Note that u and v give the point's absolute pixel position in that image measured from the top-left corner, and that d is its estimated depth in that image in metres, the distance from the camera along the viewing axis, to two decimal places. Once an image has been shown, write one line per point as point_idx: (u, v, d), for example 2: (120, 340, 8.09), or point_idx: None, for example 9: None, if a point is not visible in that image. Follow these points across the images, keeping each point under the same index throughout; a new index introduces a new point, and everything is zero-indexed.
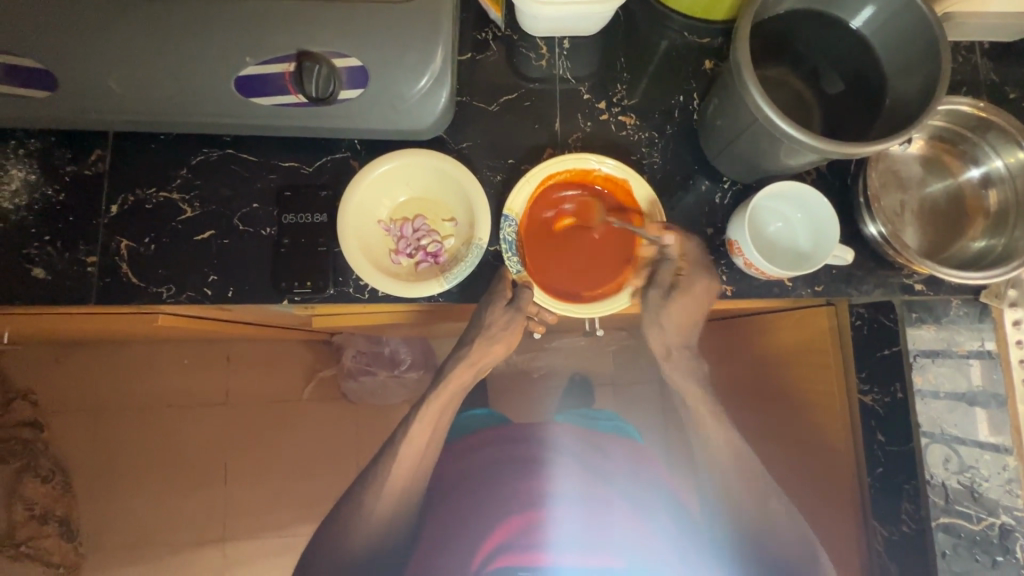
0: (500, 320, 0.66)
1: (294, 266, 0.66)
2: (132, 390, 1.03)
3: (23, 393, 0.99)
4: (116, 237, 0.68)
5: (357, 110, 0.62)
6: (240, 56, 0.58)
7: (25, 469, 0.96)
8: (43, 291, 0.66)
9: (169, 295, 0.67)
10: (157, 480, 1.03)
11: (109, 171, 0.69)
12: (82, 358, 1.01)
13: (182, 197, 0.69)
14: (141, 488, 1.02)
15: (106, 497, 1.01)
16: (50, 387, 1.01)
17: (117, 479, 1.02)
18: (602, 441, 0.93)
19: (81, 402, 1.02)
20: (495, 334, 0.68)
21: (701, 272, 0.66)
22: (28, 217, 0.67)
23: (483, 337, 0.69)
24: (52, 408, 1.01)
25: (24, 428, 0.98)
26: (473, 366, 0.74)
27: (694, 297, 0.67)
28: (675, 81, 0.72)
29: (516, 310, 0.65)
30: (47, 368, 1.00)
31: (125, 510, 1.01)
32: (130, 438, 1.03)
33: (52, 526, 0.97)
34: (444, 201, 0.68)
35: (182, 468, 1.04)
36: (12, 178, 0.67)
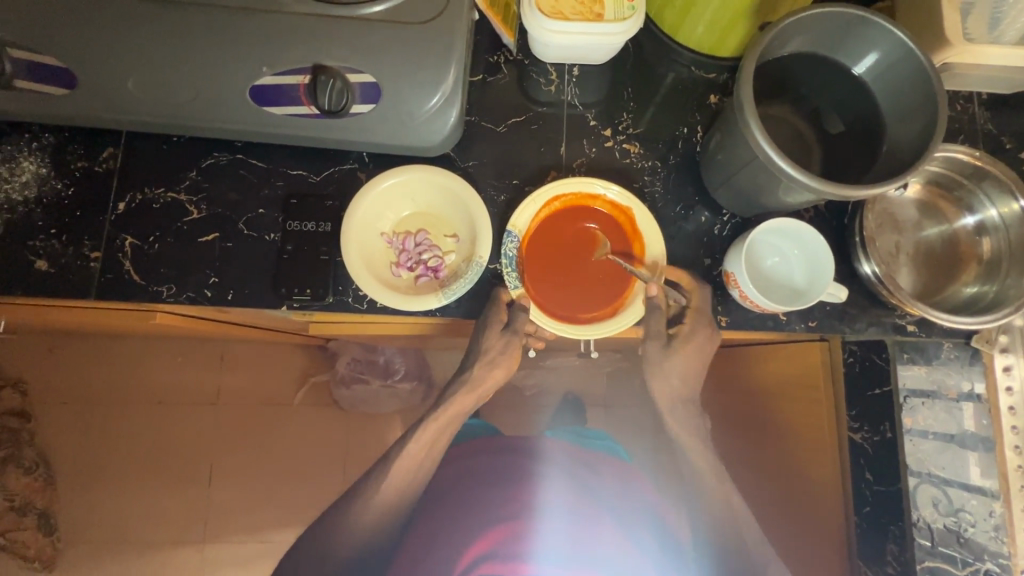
0: (497, 344, 0.67)
1: (296, 272, 0.67)
2: (128, 386, 1.00)
3: (14, 380, 0.95)
4: (121, 234, 0.68)
5: (366, 124, 0.63)
6: (257, 66, 0.60)
7: (10, 459, 0.94)
8: (44, 284, 0.66)
9: (169, 294, 0.67)
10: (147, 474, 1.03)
11: (118, 168, 0.70)
12: (71, 349, 0.96)
13: (190, 198, 0.70)
14: (126, 488, 1.01)
15: (92, 491, 1.00)
16: (39, 377, 0.97)
17: (102, 476, 1.00)
18: (598, 458, 0.94)
19: (72, 394, 0.98)
20: (494, 358, 0.69)
21: (702, 324, 0.67)
22: (36, 209, 0.68)
23: (483, 360, 0.70)
24: (43, 399, 0.98)
25: (11, 418, 0.95)
26: (473, 393, 0.74)
27: (693, 349, 0.68)
28: (680, 113, 0.74)
29: (512, 334, 0.66)
30: (42, 357, 0.96)
31: (107, 506, 1.00)
32: (117, 434, 1.00)
33: (31, 518, 0.96)
34: (448, 217, 0.69)
35: (168, 468, 1.03)
36: (23, 170, 0.68)
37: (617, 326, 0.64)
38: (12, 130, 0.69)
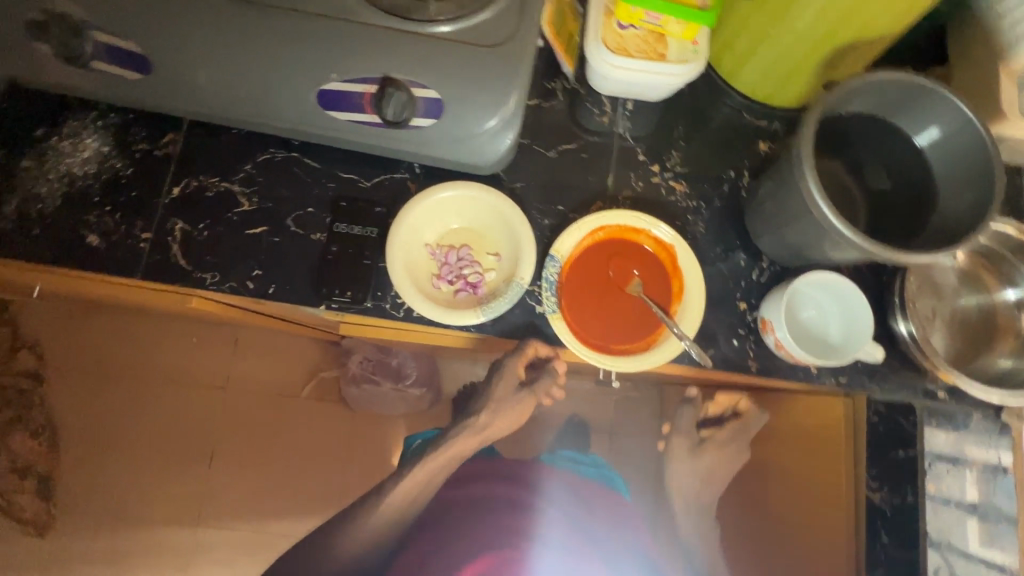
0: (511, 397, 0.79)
1: (338, 274, 0.68)
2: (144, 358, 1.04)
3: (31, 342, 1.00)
4: (172, 218, 0.70)
5: (425, 138, 0.65)
6: (326, 72, 0.61)
7: (19, 419, 0.99)
8: (95, 258, 0.69)
9: (213, 282, 0.68)
10: (158, 452, 1.04)
11: (177, 154, 0.72)
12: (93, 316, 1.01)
13: (242, 190, 0.71)
14: (131, 459, 1.03)
15: (94, 462, 1.01)
16: (56, 342, 1.01)
17: (105, 446, 1.02)
18: (592, 494, 0.96)
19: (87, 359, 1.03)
20: (501, 405, 0.82)
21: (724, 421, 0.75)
22: (94, 186, 0.70)
23: (493, 412, 0.83)
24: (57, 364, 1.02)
25: (24, 378, 1.00)
26: (480, 436, 0.86)
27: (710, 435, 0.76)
28: (729, 156, 0.74)
29: (525, 390, 0.76)
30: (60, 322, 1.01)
31: (107, 476, 1.02)
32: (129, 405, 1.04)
33: (30, 482, 0.98)
34: (491, 235, 0.70)
35: (176, 443, 1.05)
36: (86, 147, 0.71)
37: (629, 368, 0.64)
38: (81, 108, 0.72)
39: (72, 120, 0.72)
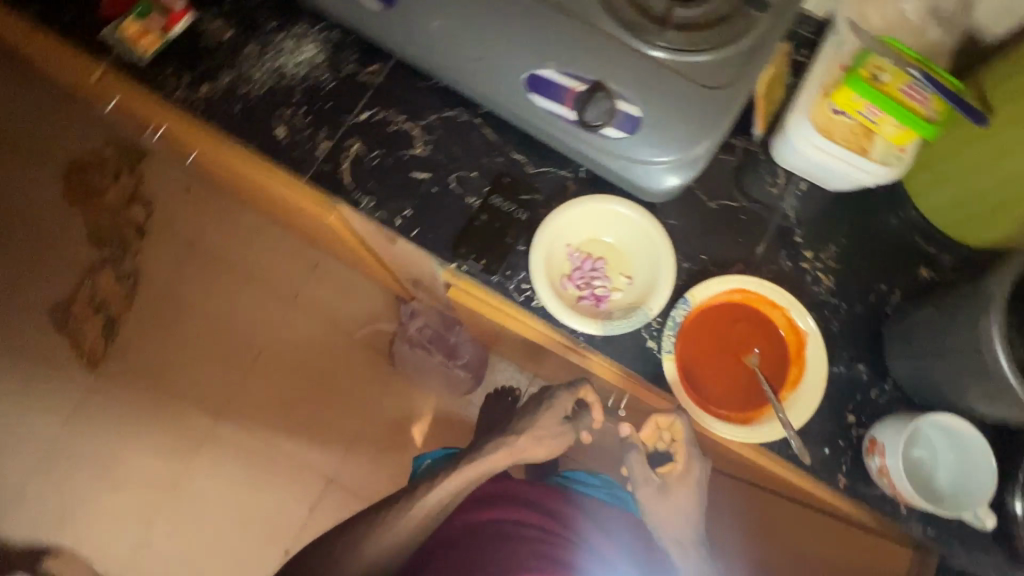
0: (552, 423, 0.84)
1: (478, 241, 0.71)
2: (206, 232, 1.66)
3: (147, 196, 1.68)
4: (352, 138, 0.75)
5: (606, 148, 0.67)
6: (545, 58, 0.66)
7: (122, 244, 1.66)
8: (276, 150, 0.75)
9: (366, 206, 0.73)
10: (313, 344, 1.62)
11: (376, 83, 0.77)
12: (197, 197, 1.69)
13: (420, 135, 0.75)
14: (202, 309, 1.64)
15: (151, 331, 1.62)
16: (167, 205, 1.69)
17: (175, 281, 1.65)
18: (599, 511, 0.88)
19: (195, 226, 1.68)
20: (543, 435, 0.83)
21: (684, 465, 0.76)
22: (298, 88, 0.77)
23: (532, 443, 0.84)
24: (160, 215, 1.69)
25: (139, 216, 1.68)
26: (510, 455, 0.84)
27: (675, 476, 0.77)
28: (887, 269, 0.72)
29: (571, 424, 0.85)
30: (176, 192, 1.69)
31: (201, 326, 1.63)
32: (192, 260, 1.67)
33: (120, 282, 1.65)
34: (631, 258, 0.70)
35: (226, 306, 1.64)
36: (303, 53, 0.78)
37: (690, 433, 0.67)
38: (311, 18, 0.79)
39: (300, 24, 0.78)
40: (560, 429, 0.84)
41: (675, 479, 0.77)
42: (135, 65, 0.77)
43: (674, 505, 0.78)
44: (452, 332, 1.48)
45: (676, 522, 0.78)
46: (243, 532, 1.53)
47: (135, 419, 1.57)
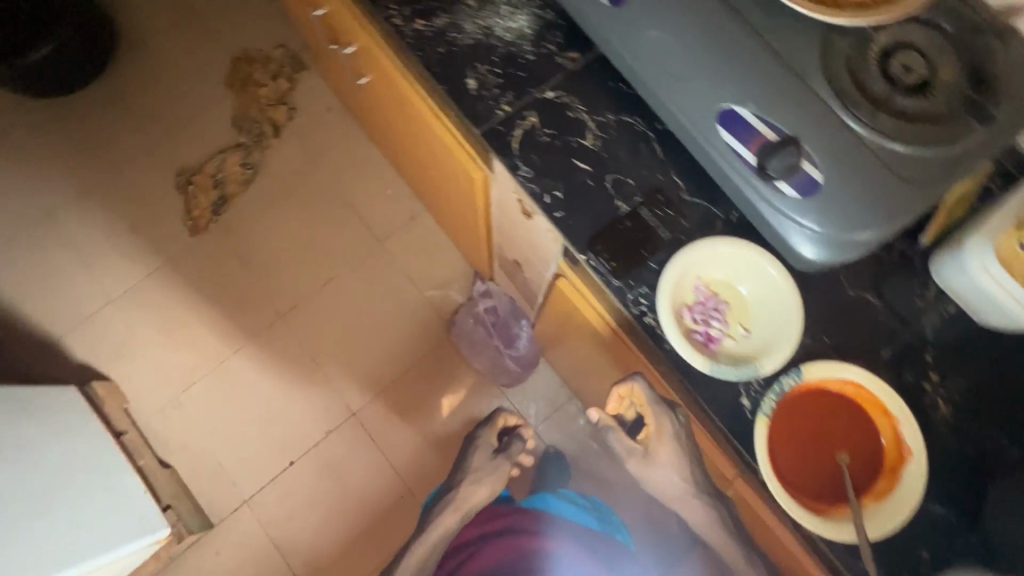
0: (490, 466, 1.21)
1: (615, 244, 0.72)
2: (331, 152, 1.85)
3: (294, 107, 1.87)
4: (531, 109, 0.78)
5: (775, 201, 0.67)
6: (749, 98, 0.66)
7: (261, 136, 1.84)
8: (461, 96, 0.79)
9: (523, 176, 0.76)
10: (389, 287, 1.74)
11: (570, 68, 0.80)
12: (331, 119, 1.88)
13: (593, 129, 0.78)
14: (304, 220, 1.79)
15: (257, 222, 1.78)
16: (305, 119, 1.87)
17: (289, 186, 1.81)
18: (567, 525, 1.20)
19: (322, 145, 1.85)
20: (480, 476, 1.19)
21: (660, 412, 0.77)
22: (500, 49, 0.80)
23: (480, 484, 1.17)
24: (298, 126, 1.87)
25: (281, 119, 1.86)
26: (460, 509, 1.15)
27: (662, 435, 0.77)
28: (1006, 421, 0.72)
29: (505, 455, 1.23)
30: (317, 110, 1.88)
31: (297, 232, 1.78)
32: (309, 172, 1.83)
33: (244, 170, 1.81)
34: (755, 313, 0.70)
35: (325, 225, 1.79)
36: (516, 20, 0.82)
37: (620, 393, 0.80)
38: None
39: None
40: (500, 465, 1.22)
41: (652, 449, 0.78)
42: None
43: (659, 474, 0.78)
44: (517, 322, 1.54)
45: (665, 483, 0.79)
46: (265, 429, 1.64)
47: (217, 293, 1.73)
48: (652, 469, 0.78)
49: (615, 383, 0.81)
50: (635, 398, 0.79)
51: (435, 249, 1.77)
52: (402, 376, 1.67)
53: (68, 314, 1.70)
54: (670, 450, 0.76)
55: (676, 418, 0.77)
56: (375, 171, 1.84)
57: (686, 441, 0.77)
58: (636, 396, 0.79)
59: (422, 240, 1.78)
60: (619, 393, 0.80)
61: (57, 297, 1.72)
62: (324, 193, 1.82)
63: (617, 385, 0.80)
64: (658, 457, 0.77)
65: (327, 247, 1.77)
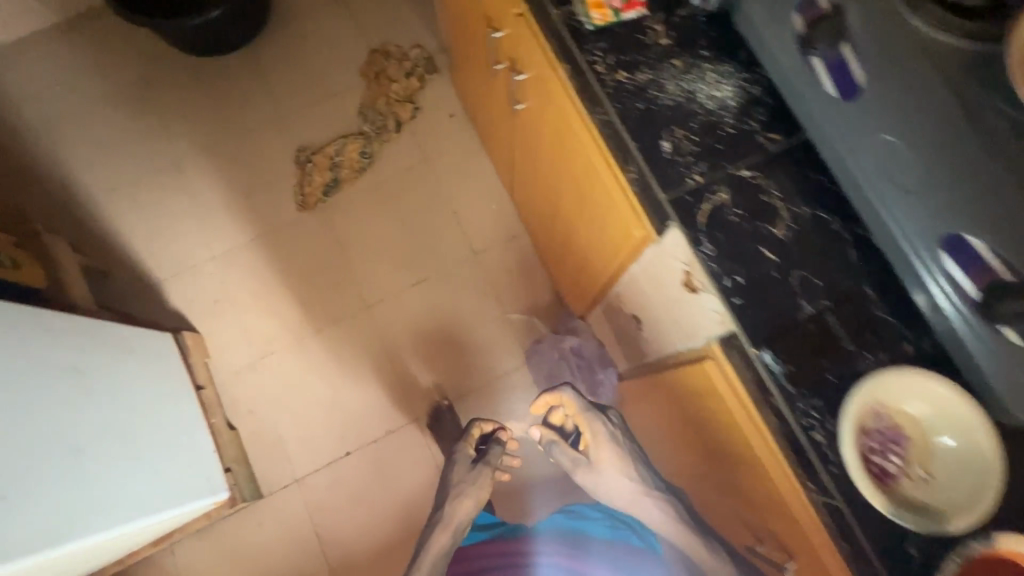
0: (461, 494, 1.11)
1: (794, 346, 0.69)
2: (446, 157, 1.87)
3: (419, 107, 1.91)
4: (723, 185, 0.75)
5: (995, 344, 0.60)
6: (986, 224, 0.58)
7: (382, 129, 1.87)
8: (653, 157, 0.76)
9: (704, 252, 0.72)
10: (478, 303, 1.75)
11: (770, 151, 0.76)
12: (452, 126, 1.90)
13: (786, 217, 0.73)
14: (408, 220, 1.82)
15: (365, 213, 1.82)
16: (428, 121, 1.90)
17: (400, 183, 1.85)
18: (567, 535, 1.16)
19: (439, 149, 1.88)
20: (465, 487, 1.12)
21: (592, 420, 1.00)
22: (699, 116, 0.78)
23: (465, 497, 1.10)
24: (419, 126, 1.90)
25: (404, 117, 1.89)
26: (445, 528, 1.09)
27: (595, 441, 0.99)
28: None
29: (484, 461, 1.14)
30: (440, 115, 1.91)
31: (399, 230, 1.81)
32: (422, 174, 1.86)
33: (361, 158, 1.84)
34: (945, 452, 0.63)
35: (427, 229, 1.81)
36: (720, 90, 0.79)
37: (552, 404, 1.02)
38: (742, 64, 0.80)
39: (729, 65, 0.80)
40: (482, 472, 1.13)
41: (594, 455, 0.99)
42: (575, 27, 0.82)
43: (606, 477, 0.99)
44: (602, 369, 1.50)
45: (619, 487, 0.98)
46: (331, 414, 1.66)
47: (312, 273, 1.77)
48: (590, 476, 1.01)
49: (540, 396, 1.04)
50: (570, 410, 1.02)
51: (528, 273, 1.76)
52: (471, 391, 1.68)
53: (173, 262, 1.78)
54: (607, 453, 0.99)
55: (601, 419, 1.01)
56: (484, 183, 1.84)
57: (622, 445, 1.00)
58: (568, 405, 1.02)
59: (516, 261, 1.77)
60: (547, 404, 1.03)
61: (167, 244, 1.80)
62: (430, 194, 1.83)
63: (544, 396, 1.03)
64: (600, 461, 0.98)
65: (424, 248, 1.79)
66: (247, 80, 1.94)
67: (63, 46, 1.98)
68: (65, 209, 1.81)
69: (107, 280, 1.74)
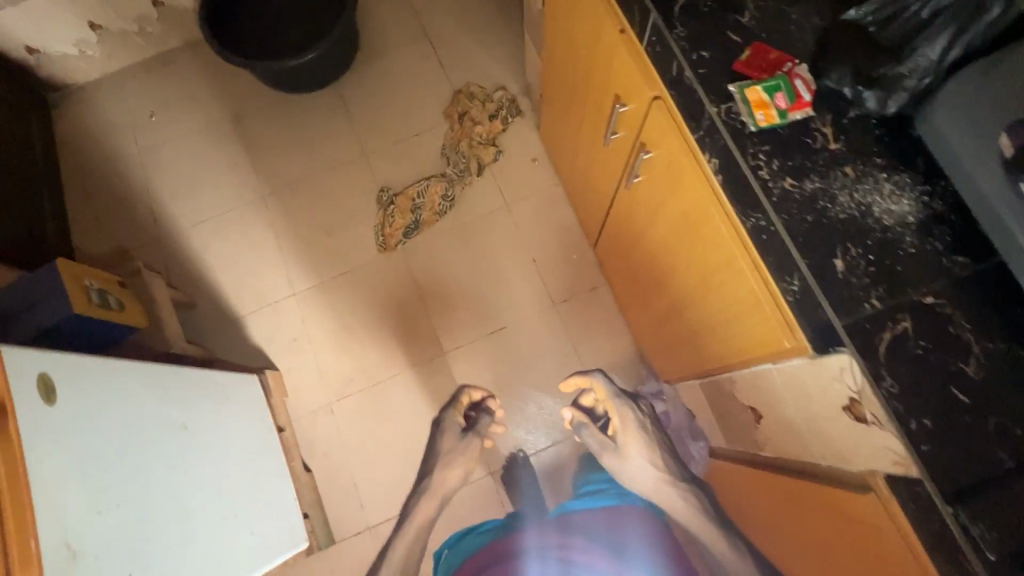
0: (454, 456, 1.65)
1: (995, 506, 0.62)
2: (526, 202, 1.84)
3: (501, 150, 1.89)
4: (907, 313, 0.69)
5: None
6: None
7: (465, 171, 1.87)
8: (826, 278, 0.71)
9: (886, 389, 0.66)
10: (556, 355, 1.71)
11: (958, 275, 0.70)
12: (534, 171, 1.87)
13: (980, 353, 0.67)
14: (487, 266, 1.80)
15: (444, 257, 1.81)
16: (509, 164, 1.88)
17: (480, 228, 1.83)
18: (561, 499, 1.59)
19: (521, 195, 1.85)
20: (450, 458, 1.65)
21: (616, 403, 1.61)
22: (876, 233, 0.72)
23: (451, 466, 1.64)
24: (500, 170, 1.88)
25: (486, 159, 1.88)
26: (427, 498, 1.61)
27: (619, 417, 1.58)
28: None
29: (476, 430, 1.65)
30: (523, 159, 1.89)
31: (478, 276, 1.79)
32: (502, 219, 1.83)
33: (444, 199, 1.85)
34: None
35: (506, 275, 1.79)
36: (898, 204, 0.73)
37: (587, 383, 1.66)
38: (921, 176, 0.74)
39: (906, 175, 0.74)
40: (470, 441, 1.65)
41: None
42: (735, 126, 0.78)
43: (627, 447, 1.52)
44: (693, 439, 1.53)
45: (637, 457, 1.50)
46: (405, 462, 1.65)
47: (392, 315, 1.77)
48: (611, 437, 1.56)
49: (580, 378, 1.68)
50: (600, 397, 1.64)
51: (607, 327, 1.72)
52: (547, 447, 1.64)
53: (255, 296, 1.81)
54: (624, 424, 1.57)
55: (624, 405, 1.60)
56: (564, 231, 1.81)
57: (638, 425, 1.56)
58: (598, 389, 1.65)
59: (596, 314, 1.73)
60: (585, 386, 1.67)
61: (251, 279, 1.82)
62: (509, 240, 1.81)
63: (579, 380, 1.67)
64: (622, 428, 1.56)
65: (502, 295, 1.77)
66: (332, 117, 1.97)
67: (159, 79, 2.06)
68: (156, 239, 1.87)
69: (192, 312, 1.78)
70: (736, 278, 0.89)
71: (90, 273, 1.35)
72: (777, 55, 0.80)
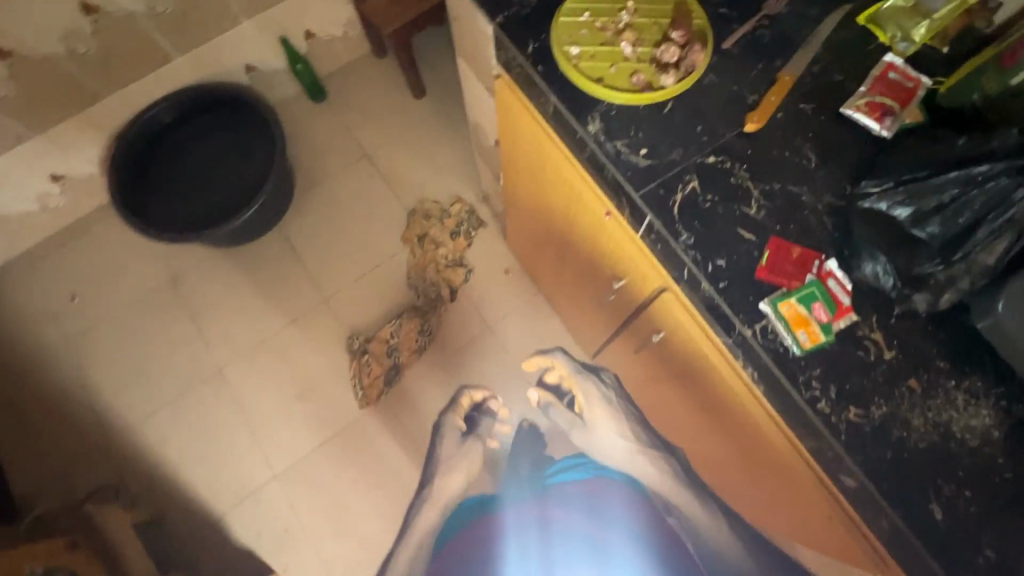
0: (451, 447, 1.62)
1: None
2: (510, 320, 1.72)
3: (470, 267, 1.77)
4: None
5: None
6: None
7: (438, 298, 1.73)
8: (929, 533, 0.61)
9: None
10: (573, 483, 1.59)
11: None
12: (510, 282, 1.76)
13: None
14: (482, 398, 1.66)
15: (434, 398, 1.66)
16: (483, 280, 1.76)
17: (466, 357, 1.69)
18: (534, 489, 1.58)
19: (502, 312, 1.73)
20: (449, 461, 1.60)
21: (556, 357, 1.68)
22: (965, 459, 0.63)
23: (453, 470, 1.59)
24: (474, 288, 1.75)
25: (457, 281, 1.75)
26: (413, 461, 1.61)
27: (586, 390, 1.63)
28: None
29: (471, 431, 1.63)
30: (495, 272, 1.77)
31: (475, 411, 1.65)
32: (487, 342, 1.70)
33: (421, 335, 1.69)
34: None
35: (505, 403, 1.65)
36: (977, 416, 0.65)
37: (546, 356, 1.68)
38: (991, 375, 0.66)
39: (976, 378, 0.66)
40: (471, 444, 1.62)
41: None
42: (778, 350, 0.68)
43: (597, 429, 1.59)
44: None
45: (610, 438, 1.57)
46: None
47: (388, 477, 1.60)
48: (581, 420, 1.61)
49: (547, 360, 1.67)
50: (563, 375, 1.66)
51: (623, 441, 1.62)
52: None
53: (233, 488, 1.60)
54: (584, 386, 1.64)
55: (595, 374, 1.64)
56: (554, 342, 1.70)
57: (615, 402, 1.59)
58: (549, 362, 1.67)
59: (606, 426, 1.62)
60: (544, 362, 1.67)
61: (222, 469, 1.62)
62: (499, 367, 1.67)
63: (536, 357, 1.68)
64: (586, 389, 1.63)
65: (505, 427, 1.63)
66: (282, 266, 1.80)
67: (72, 254, 1.82)
68: (103, 443, 1.64)
69: (162, 525, 1.56)
70: (784, 476, 0.78)
71: (25, 555, 1.16)
72: (801, 251, 0.71)
